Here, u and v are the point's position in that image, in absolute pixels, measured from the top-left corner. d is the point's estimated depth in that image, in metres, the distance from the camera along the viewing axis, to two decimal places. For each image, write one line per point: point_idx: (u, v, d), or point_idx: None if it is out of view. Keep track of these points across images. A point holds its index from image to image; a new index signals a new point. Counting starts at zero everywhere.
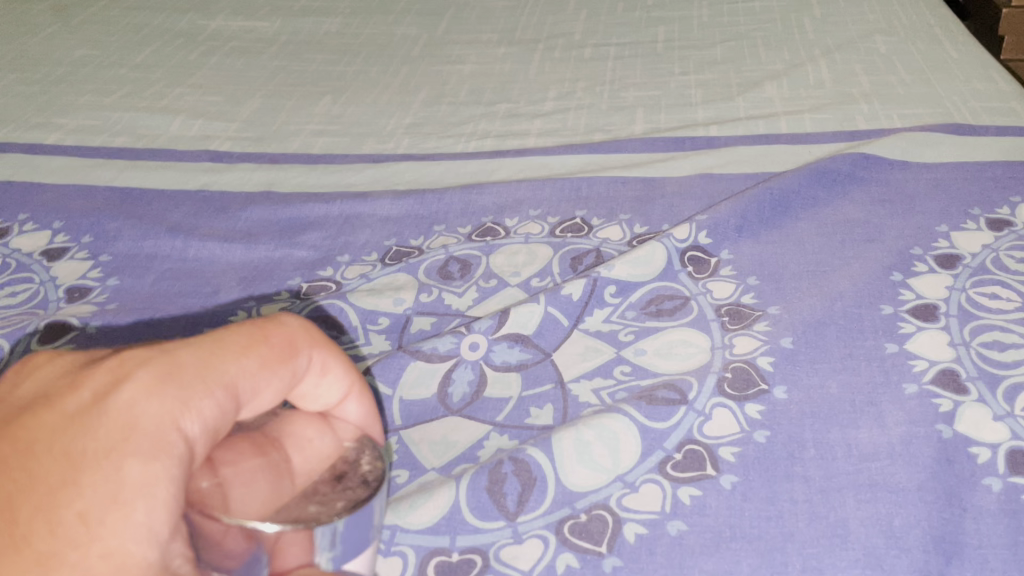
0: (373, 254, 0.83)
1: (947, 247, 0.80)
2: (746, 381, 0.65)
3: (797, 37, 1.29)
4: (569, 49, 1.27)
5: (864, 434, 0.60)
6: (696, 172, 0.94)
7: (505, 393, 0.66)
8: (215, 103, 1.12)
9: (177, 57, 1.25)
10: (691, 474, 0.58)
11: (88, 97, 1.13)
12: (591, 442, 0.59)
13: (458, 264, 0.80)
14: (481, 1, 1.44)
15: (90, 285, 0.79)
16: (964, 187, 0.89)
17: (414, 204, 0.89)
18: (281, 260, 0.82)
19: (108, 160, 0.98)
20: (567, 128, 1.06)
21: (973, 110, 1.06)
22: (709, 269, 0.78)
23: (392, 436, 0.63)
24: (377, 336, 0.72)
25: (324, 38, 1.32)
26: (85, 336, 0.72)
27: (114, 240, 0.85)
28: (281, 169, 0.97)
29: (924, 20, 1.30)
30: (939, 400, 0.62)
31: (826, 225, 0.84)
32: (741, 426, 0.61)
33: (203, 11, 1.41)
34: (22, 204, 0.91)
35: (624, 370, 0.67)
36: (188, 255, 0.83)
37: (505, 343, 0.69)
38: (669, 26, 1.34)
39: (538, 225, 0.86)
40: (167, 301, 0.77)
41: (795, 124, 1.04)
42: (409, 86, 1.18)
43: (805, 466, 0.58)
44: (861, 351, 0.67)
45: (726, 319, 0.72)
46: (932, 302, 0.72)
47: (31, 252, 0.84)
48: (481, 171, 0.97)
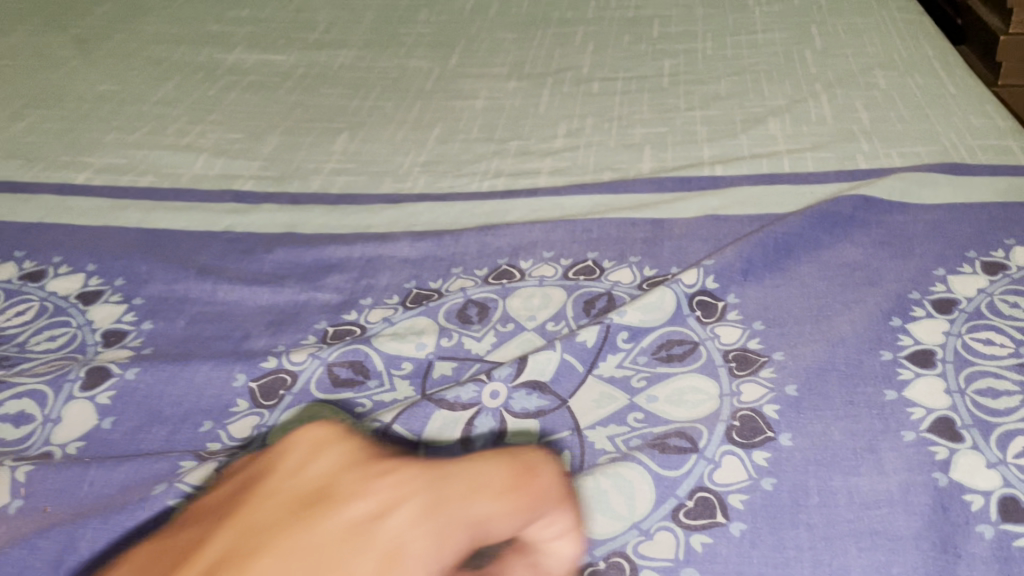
0: (395, 296, 0.87)
1: (943, 291, 0.83)
2: (753, 428, 0.68)
3: (800, 70, 1.31)
4: (578, 83, 1.31)
5: (865, 481, 0.64)
6: (703, 213, 0.98)
7: (527, 439, 0.69)
8: (236, 141, 1.16)
9: (197, 93, 1.29)
10: (703, 522, 0.62)
11: (113, 136, 1.17)
12: (608, 490, 0.63)
13: (476, 307, 0.84)
14: (491, 33, 1.48)
15: (125, 329, 0.83)
16: (961, 229, 0.92)
17: (432, 247, 0.93)
18: (306, 303, 0.86)
19: (136, 201, 1.02)
20: (577, 167, 1.09)
21: (970, 147, 1.07)
22: (717, 313, 0.82)
23: None
24: (401, 381, 0.76)
25: (338, 71, 1.36)
26: (125, 382, 0.75)
27: (146, 282, 0.89)
28: (303, 210, 1.00)
29: (925, 51, 1.33)
30: (935, 448, 0.66)
31: (828, 268, 0.87)
32: (749, 474, 0.65)
33: (220, 44, 1.45)
34: (56, 246, 0.95)
35: (637, 417, 0.71)
36: (217, 297, 0.86)
37: (524, 390, 0.73)
38: (674, 59, 1.37)
39: (552, 267, 0.90)
40: (200, 346, 0.81)
41: (798, 162, 1.07)
42: (423, 122, 1.21)
43: (809, 514, 0.62)
44: (862, 398, 0.71)
45: (734, 364, 0.75)
46: (929, 348, 0.76)
47: (67, 294, 0.88)
48: (495, 212, 1.00)
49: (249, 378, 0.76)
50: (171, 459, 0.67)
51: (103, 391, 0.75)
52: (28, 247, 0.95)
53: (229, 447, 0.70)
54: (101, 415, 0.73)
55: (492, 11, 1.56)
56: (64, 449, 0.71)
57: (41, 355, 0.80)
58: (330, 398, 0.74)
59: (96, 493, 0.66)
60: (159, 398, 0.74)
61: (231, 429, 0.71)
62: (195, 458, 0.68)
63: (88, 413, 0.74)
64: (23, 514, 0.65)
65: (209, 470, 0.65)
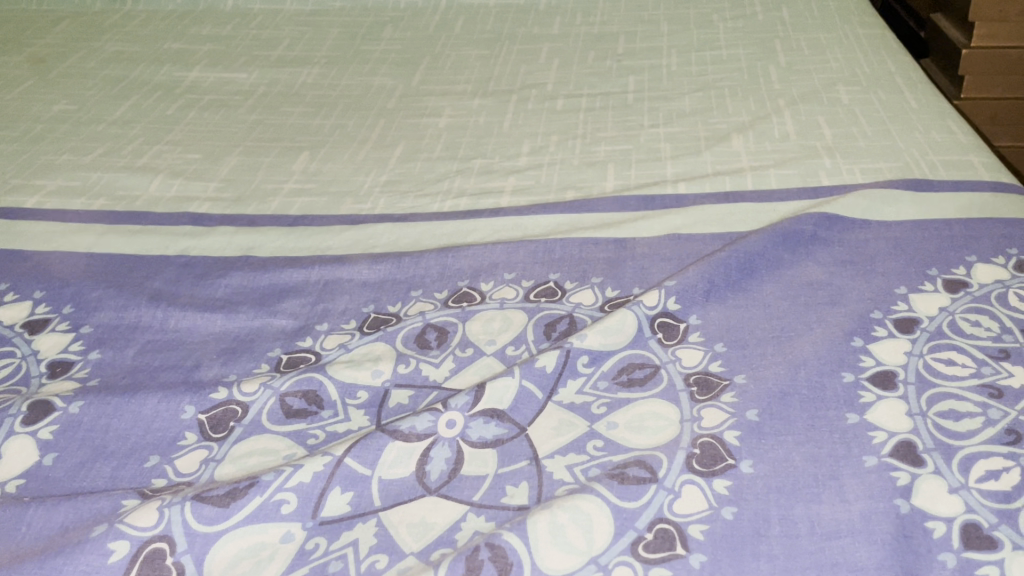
0: (352, 321, 0.85)
1: (905, 310, 0.82)
2: (714, 455, 0.67)
3: (763, 87, 1.31)
4: (542, 100, 1.30)
5: (827, 509, 0.63)
6: (665, 232, 0.97)
7: (481, 470, 0.68)
8: (193, 161, 1.14)
9: (156, 112, 1.27)
10: (662, 554, 0.60)
11: (67, 157, 1.15)
12: (565, 524, 0.61)
13: (435, 332, 0.82)
14: (455, 50, 1.47)
15: (72, 359, 0.81)
16: (923, 247, 0.91)
17: (391, 269, 0.91)
18: (261, 330, 0.84)
19: (90, 225, 1.00)
20: (541, 186, 1.08)
21: (931, 163, 1.07)
22: (679, 335, 0.80)
23: (372, 518, 0.64)
24: (356, 410, 0.74)
25: (300, 89, 1.34)
26: (68, 416, 0.73)
27: (95, 310, 0.87)
28: (260, 232, 0.98)
29: (887, 67, 1.33)
30: (897, 473, 0.65)
31: (792, 288, 0.86)
32: (709, 503, 0.63)
33: (181, 62, 1.43)
34: (5, 273, 0.93)
35: (597, 445, 0.69)
36: (169, 325, 0.85)
37: (481, 419, 0.71)
38: (639, 75, 1.37)
39: (513, 290, 0.88)
40: (149, 376, 0.79)
41: (762, 179, 1.07)
42: (385, 140, 1.20)
43: (770, 545, 0.60)
44: (823, 423, 0.70)
45: (695, 389, 0.74)
46: (891, 369, 0.75)
47: (13, 324, 0.86)
48: (457, 233, 0.99)
49: (199, 411, 0.73)
50: (114, 498, 0.65)
51: (44, 426, 0.73)
52: None
53: (174, 484, 0.68)
54: (43, 449, 0.71)
55: (456, 28, 1.55)
56: (3, 487, 0.69)
57: None
58: (282, 430, 0.72)
59: (34, 535, 0.63)
60: (104, 432, 0.72)
61: (178, 464, 0.69)
62: (138, 496, 0.65)
63: (29, 450, 0.71)
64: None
65: (150, 510, 0.62)
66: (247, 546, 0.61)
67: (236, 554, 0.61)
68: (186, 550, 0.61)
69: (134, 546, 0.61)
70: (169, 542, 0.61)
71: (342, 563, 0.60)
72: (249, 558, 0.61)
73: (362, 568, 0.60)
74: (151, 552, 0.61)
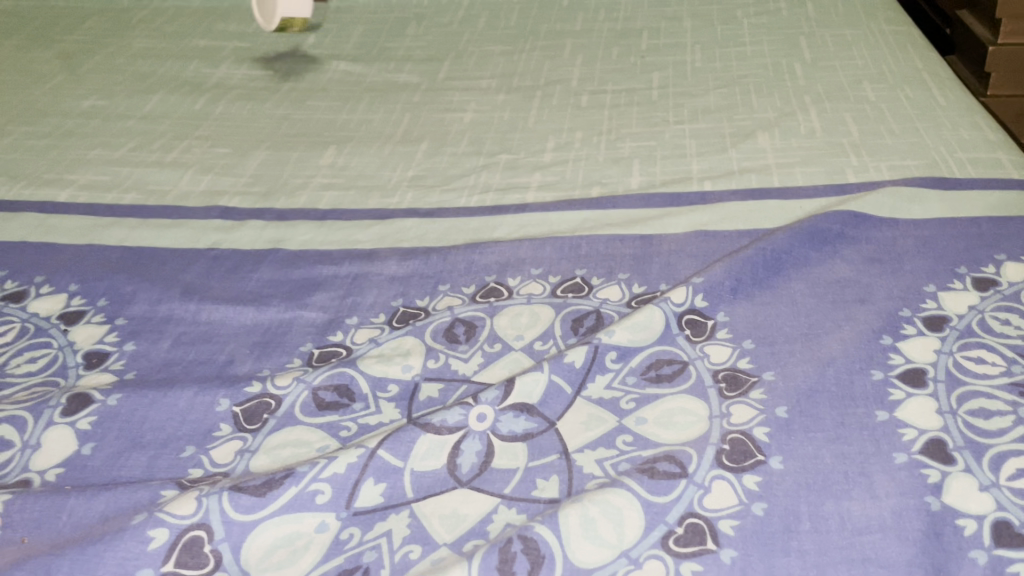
0: (381, 315, 0.86)
1: (934, 308, 0.82)
2: (743, 451, 0.68)
3: (789, 83, 1.31)
4: (566, 96, 1.30)
5: (857, 505, 0.63)
6: (692, 228, 0.97)
7: (512, 464, 0.68)
8: (221, 156, 1.15)
9: (184, 108, 1.28)
10: (693, 549, 0.60)
11: (97, 152, 1.17)
12: (596, 518, 0.62)
13: (463, 326, 0.83)
14: (479, 46, 1.47)
15: (107, 350, 0.83)
16: (951, 245, 0.91)
17: (419, 265, 0.92)
18: (292, 322, 0.85)
19: (121, 219, 1.02)
20: (567, 182, 1.09)
21: (959, 160, 1.07)
22: (707, 332, 0.80)
23: (404, 509, 0.64)
24: (387, 403, 0.74)
25: (327, 85, 1.35)
26: (106, 408, 0.74)
27: (130, 303, 0.88)
28: (289, 227, 1.00)
29: (913, 64, 1.33)
30: (927, 471, 0.65)
31: (819, 285, 0.86)
32: (739, 499, 0.64)
33: (208, 58, 1.44)
34: (38, 266, 0.94)
35: (626, 440, 0.70)
36: (201, 317, 0.86)
37: (511, 413, 0.72)
38: (663, 72, 1.36)
39: (540, 285, 0.89)
40: (183, 369, 0.80)
41: (787, 176, 1.07)
42: (411, 136, 1.20)
43: (801, 540, 0.61)
44: (852, 420, 0.70)
45: (723, 385, 0.74)
46: (920, 367, 0.75)
47: (49, 316, 0.88)
48: (484, 228, 0.99)
49: (233, 403, 0.75)
50: (152, 488, 0.66)
51: (83, 417, 0.74)
52: (10, 267, 0.95)
53: (211, 474, 0.69)
54: (81, 439, 0.72)
55: (480, 24, 1.56)
56: (43, 475, 0.70)
57: (22, 379, 0.80)
58: (314, 422, 0.73)
59: (75, 523, 0.64)
60: (141, 423, 0.73)
61: (213, 454, 0.70)
62: (176, 486, 0.67)
63: (68, 440, 0.72)
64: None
65: (189, 499, 0.64)
66: (283, 535, 0.62)
67: (272, 542, 0.62)
68: (223, 538, 0.62)
69: (172, 534, 0.62)
70: (207, 530, 0.62)
71: (377, 553, 0.61)
72: (285, 547, 0.62)
73: (397, 558, 0.61)
74: (189, 540, 0.62)
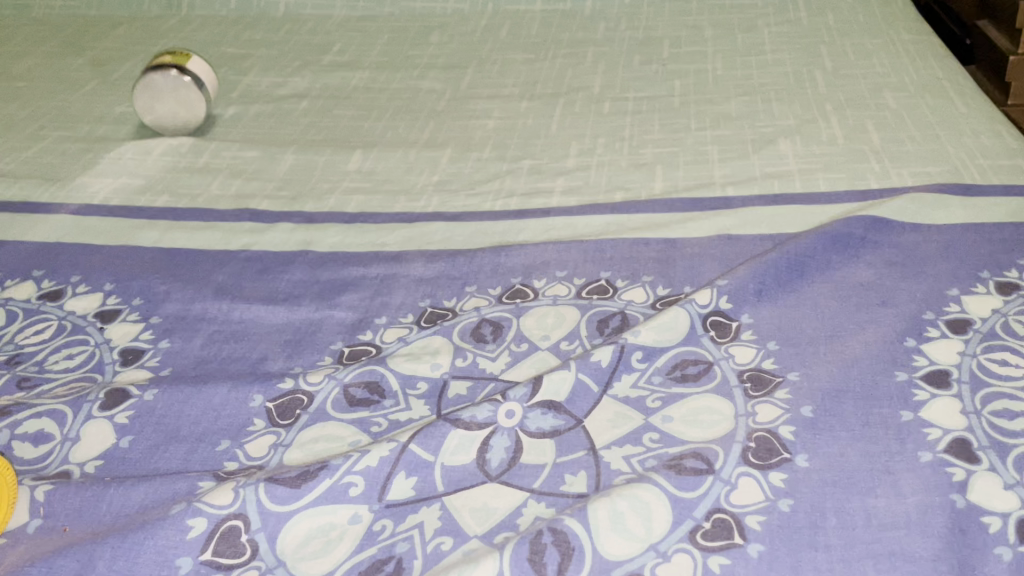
0: (409, 315, 0.87)
1: (957, 311, 0.83)
2: (769, 449, 0.68)
3: (810, 91, 1.32)
4: (589, 103, 1.31)
5: (882, 502, 0.64)
6: (715, 233, 0.98)
7: (540, 459, 0.69)
8: (251, 160, 1.17)
9: (213, 114, 1.31)
10: (720, 543, 0.61)
11: (129, 156, 1.19)
12: (625, 512, 0.63)
13: (490, 326, 0.84)
14: (502, 55, 1.49)
15: (143, 347, 0.85)
16: (974, 250, 0.92)
17: (446, 266, 0.94)
18: (322, 321, 0.87)
19: (154, 221, 1.04)
20: (590, 186, 1.10)
21: (981, 167, 1.08)
22: (731, 333, 0.81)
23: (436, 502, 0.66)
24: (417, 400, 0.76)
25: (353, 92, 1.37)
26: (143, 403, 0.76)
27: (164, 302, 0.90)
28: (318, 229, 1.01)
29: (934, 72, 1.33)
30: (952, 469, 0.66)
31: (842, 288, 0.87)
32: (766, 495, 0.65)
33: (236, 66, 1.47)
34: (74, 266, 0.97)
35: (653, 437, 0.71)
36: (233, 316, 0.88)
37: (539, 410, 0.73)
38: (685, 80, 1.38)
39: (565, 287, 0.90)
40: (217, 366, 0.82)
41: (809, 182, 1.08)
42: (436, 142, 1.22)
43: (827, 535, 0.61)
44: (877, 419, 0.71)
45: (749, 385, 0.75)
46: (944, 368, 0.76)
47: (85, 314, 0.90)
48: (509, 231, 1.01)
49: (267, 399, 0.76)
50: (189, 479, 0.68)
51: (120, 411, 0.76)
52: (47, 267, 0.97)
53: (246, 467, 0.70)
54: (119, 432, 0.74)
55: (503, 32, 1.58)
56: (82, 467, 0.72)
57: (59, 375, 0.82)
58: (346, 417, 0.74)
59: (115, 513, 0.66)
60: (176, 417, 0.75)
61: (248, 448, 0.72)
62: (213, 477, 0.68)
63: (106, 433, 0.74)
64: (42, 534, 0.66)
65: (226, 489, 0.65)
66: (317, 526, 0.64)
67: (307, 533, 0.64)
68: (259, 528, 0.64)
69: (210, 524, 0.63)
70: (244, 520, 0.64)
71: (409, 544, 0.62)
72: (319, 537, 0.63)
73: (429, 549, 0.62)
74: (227, 529, 0.63)
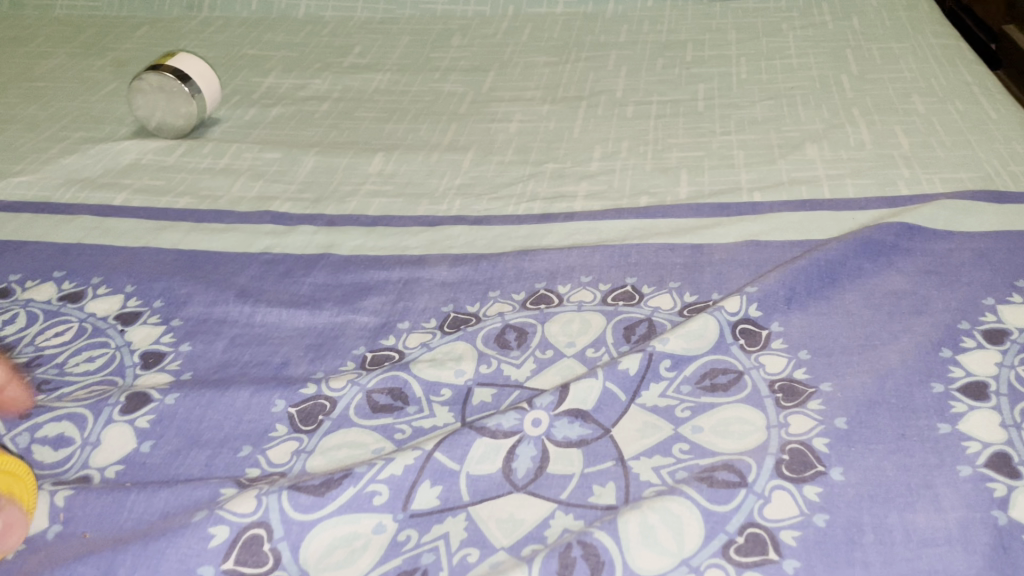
0: (432, 320, 0.86)
1: (993, 321, 0.81)
2: (803, 461, 0.67)
3: (836, 95, 1.30)
4: (612, 107, 1.30)
5: (922, 517, 0.62)
6: (743, 238, 0.96)
7: (568, 470, 0.68)
8: (272, 162, 1.17)
9: (234, 116, 1.30)
10: (754, 558, 0.60)
11: (150, 157, 1.19)
12: (656, 525, 0.61)
13: (515, 332, 0.83)
14: (524, 57, 1.48)
15: (163, 350, 0.84)
16: (1009, 258, 0.90)
17: (470, 270, 0.92)
18: (345, 326, 0.86)
19: (175, 223, 1.03)
20: (614, 191, 1.08)
21: (1014, 174, 1.05)
22: (761, 341, 0.80)
23: (461, 512, 0.65)
24: (441, 408, 0.75)
25: (373, 95, 1.36)
26: (165, 406, 0.75)
27: (185, 304, 0.89)
28: (340, 232, 1.00)
29: (963, 77, 1.31)
30: (993, 485, 0.64)
31: (875, 296, 0.85)
32: (801, 509, 0.63)
33: (257, 68, 1.47)
34: (96, 268, 0.96)
35: (683, 448, 0.69)
36: (255, 320, 0.87)
37: (565, 419, 0.72)
38: (708, 83, 1.36)
39: (591, 293, 0.89)
40: (239, 370, 0.81)
41: (838, 188, 1.06)
42: (458, 145, 1.21)
43: (865, 551, 0.60)
44: (914, 431, 0.69)
45: (780, 395, 0.73)
46: (982, 380, 0.74)
47: (106, 316, 0.89)
48: (533, 236, 1.00)
49: (289, 405, 0.75)
50: (211, 485, 0.67)
51: (141, 415, 0.75)
52: (68, 268, 0.96)
53: (268, 474, 0.69)
54: (140, 437, 0.73)
55: (524, 35, 1.57)
56: (102, 471, 0.71)
57: (80, 378, 0.81)
58: (368, 424, 0.73)
59: (136, 519, 0.65)
60: (198, 422, 0.74)
61: (270, 454, 0.71)
62: (235, 484, 0.67)
63: (127, 437, 0.73)
64: (62, 540, 0.65)
65: (249, 496, 0.64)
66: (341, 535, 0.63)
67: (330, 543, 0.62)
68: (282, 536, 0.63)
69: (233, 531, 0.63)
70: (267, 529, 0.63)
71: (435, 555, 0.61)
72: (343, 547, 0.62)
73: (455, 561, 0.61)
74: (249, 538, 0.62)
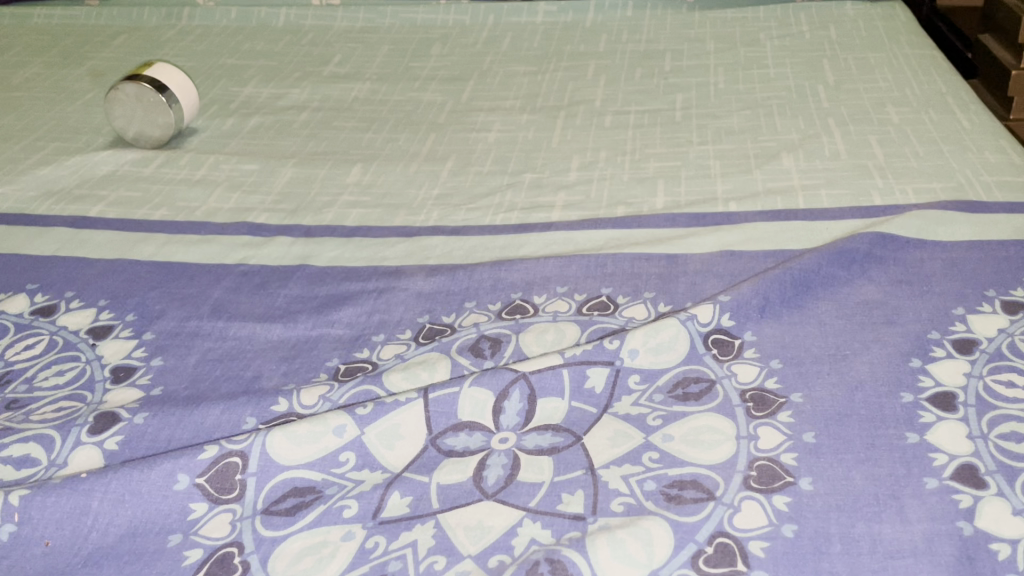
0: (407, 331, 0.86)
1: (963, 331, 0.82)
2: (771, 474, 0.67)
3: (812, 105, 1.31)
4: (591, 116, 1.31)
5: (888, 529, 0.62)
6: (717, 249, 0.97)
7: (538, 478, 0.69)
8: (250, 173, 1.17)
9: (213, 125, 1.30)
10: (723, 569, 0.60)
11: (127, 168, 1.18)
12: (624, 539, 0.61)
13: (489, 341, 0.83)
14: (504, 67, 1.49)
15: (134, 365, 0.83)
16: (979, 269, 0.91)
17: (446, 281, 0.93)
18: (319, 338, 0.86)
19: (151, 235, 1.03)
20: (591, 202, 1.09)
21: (985, 184, 1.07)
22: (734, 351, 0.80)
23: (431, 518, 0.65)
24: None
25: (353, 104, 1.37)
26: (133, 426, 0.74)
27: (158, 319, 0.89)
28: (317, 244, 1.01)
29: (938, 87, 1.33)
30: (959, 496, 0.65)
31: (847, 306, 0.85)
32: (770, 519, 0.63)
33: (236, 77, 1.46)
34: (69, 281, 0.96)
35: (653, 457, 0.70)
36: (228, 333, 0.87)
37: (534, 432, 0.73)
38: (686, 93, 1.37)
39: (566, 303, 0.89)
40: (210, 385, 0.80)
41: (812, 199, 1.06)
42: (437, 154, 1.21)
43: (832, 562, 0.60)
44: (883, 441, 0.70)
45: (751, 405, 0.74)
46: (950, 390, 0.75)
47: (78, 330, 0.89)
48: (509, 246, 1.00)
49: (260, 421, 0.75)
50: (180, 498, 0.67)
51: (110, 436, 0.74)
52: (41, 281, 0.96)
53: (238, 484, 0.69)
54: (108, 458, 0.72)
55: (504, 45, 1.57)
56: None
57: (48, 393, 0.81)
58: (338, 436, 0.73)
59: (102, 530, 0.65)
60: (166, 441, 0.73)
61: None
62: (205, 499, 0.67)
63: (95, 459, 0.72)
64: (24, 544, 0.65)
65: (224, 522, 0.66)
66: (310, 545, 0.64)
67: (300, 551, 0.64)
68: (253, 550, 0.64)
69: (206, 552, 0.64)
70: (239, 546, 0.64)
71: (402, 563, 0.62)
72: (312, 554, 0.63)
73: (422, 568, 0.61)
74: (222, 555, 0.63)
